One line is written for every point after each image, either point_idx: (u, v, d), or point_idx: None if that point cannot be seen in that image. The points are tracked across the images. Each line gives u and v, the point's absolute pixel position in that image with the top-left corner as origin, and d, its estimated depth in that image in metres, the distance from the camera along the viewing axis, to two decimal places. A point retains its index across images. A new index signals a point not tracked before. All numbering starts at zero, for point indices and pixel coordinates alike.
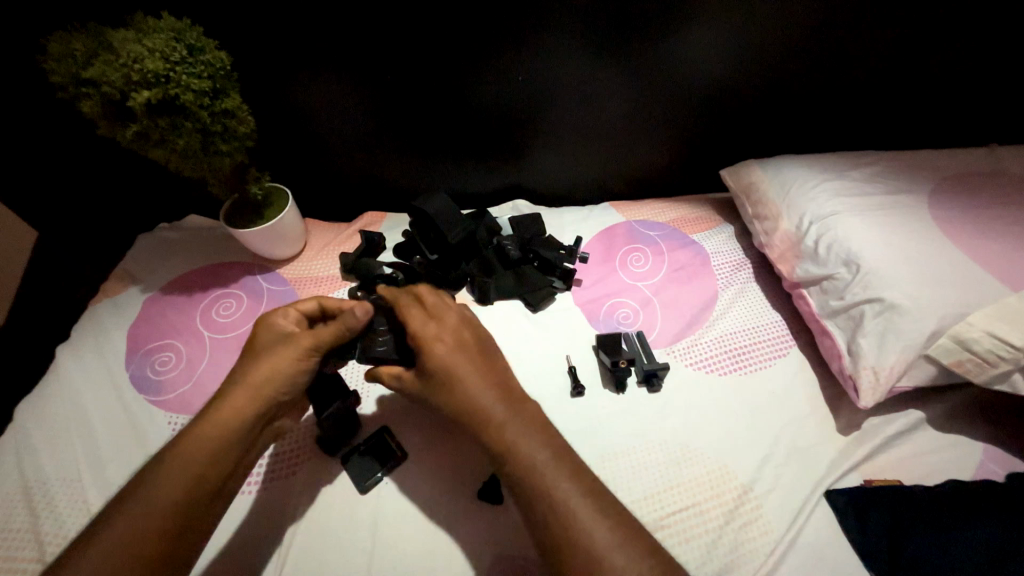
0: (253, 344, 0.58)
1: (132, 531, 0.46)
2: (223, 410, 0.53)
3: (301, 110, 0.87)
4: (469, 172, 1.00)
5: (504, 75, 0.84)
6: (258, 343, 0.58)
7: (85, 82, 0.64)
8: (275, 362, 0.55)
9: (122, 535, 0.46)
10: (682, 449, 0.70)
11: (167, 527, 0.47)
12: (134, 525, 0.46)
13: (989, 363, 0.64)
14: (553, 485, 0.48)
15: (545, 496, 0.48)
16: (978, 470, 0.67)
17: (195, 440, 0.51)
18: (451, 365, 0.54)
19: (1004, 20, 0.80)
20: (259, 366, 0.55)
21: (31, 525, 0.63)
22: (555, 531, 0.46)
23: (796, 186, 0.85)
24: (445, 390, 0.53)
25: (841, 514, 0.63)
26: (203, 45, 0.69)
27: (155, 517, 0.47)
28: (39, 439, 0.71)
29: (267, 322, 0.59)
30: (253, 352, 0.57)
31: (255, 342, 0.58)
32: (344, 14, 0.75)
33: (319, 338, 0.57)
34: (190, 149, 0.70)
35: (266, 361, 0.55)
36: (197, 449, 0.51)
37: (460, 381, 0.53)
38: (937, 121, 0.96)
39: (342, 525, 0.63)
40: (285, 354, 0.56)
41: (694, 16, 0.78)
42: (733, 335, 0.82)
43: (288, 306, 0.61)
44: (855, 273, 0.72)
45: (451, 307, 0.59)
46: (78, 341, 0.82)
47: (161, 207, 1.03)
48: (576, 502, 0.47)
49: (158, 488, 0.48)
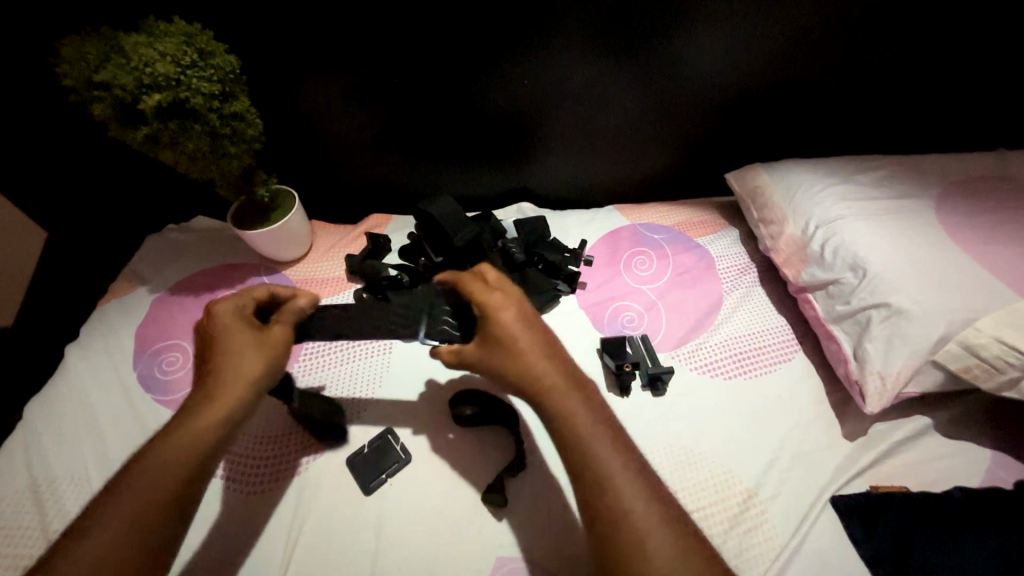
0: (221, 333, 0.55)
1: (123, 527, 0.46)
2: (212, 398, 0.52)
3: (308, 113, 0.88)
4: (475, 175, 1.01)
5: (510, 79, 0.84)
6: (223, 332, 0.55)
7: (96, 86, 0.65)
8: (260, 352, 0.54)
9: (113, 531, 0.46)
10: (687, 453, 0.70)
11: (160, 519, 0.47)
12: (125, 519, 0.46)
13: (998, 369, 0.64)
14: (609, 459, 0.48)
15: (601, 468, 0.47)
16: (985, 477, 0.67)
17: (188, 429, 0.50)
18: (518, 334, 0.53)
19: (1012, 25, 0.80)
20: (239, 356, 0.54)
21: (39, 523, 0.64)
22: (600, 499, 0.46)
23: (801, 190, 0.85)
24: (511, 357, 0.52)
25: (848, 520, 0.63)
26: (213, 49, 0.69)
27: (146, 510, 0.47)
28: (47, 438, 0.71)
29: (221, 311, 0.56)
30: (222, 342, 0.54)
31: (219, 333, 0.55)
32: (352, 19, 0.75)
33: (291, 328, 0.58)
34: (198, 151, 0.71)
35: (249, 350, 0.54)
36: (190, 441, 0.50)
37: (526, 349, 0.52)
38: (944, 125, 0.96)
39: (346, 525, 0.64)
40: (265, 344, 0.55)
41: (700, 21, 0.78)
42: (738, 339, 0.82)
43: (242, 294, 0.58)
44: (862, 278, 0.72)
45: (511, 282, 0.59)
46: (86, 341, 0.83)
47: (169, 208, 1.03)
48: (631, 479, 0.47)
49: (149, 483, 0.48)
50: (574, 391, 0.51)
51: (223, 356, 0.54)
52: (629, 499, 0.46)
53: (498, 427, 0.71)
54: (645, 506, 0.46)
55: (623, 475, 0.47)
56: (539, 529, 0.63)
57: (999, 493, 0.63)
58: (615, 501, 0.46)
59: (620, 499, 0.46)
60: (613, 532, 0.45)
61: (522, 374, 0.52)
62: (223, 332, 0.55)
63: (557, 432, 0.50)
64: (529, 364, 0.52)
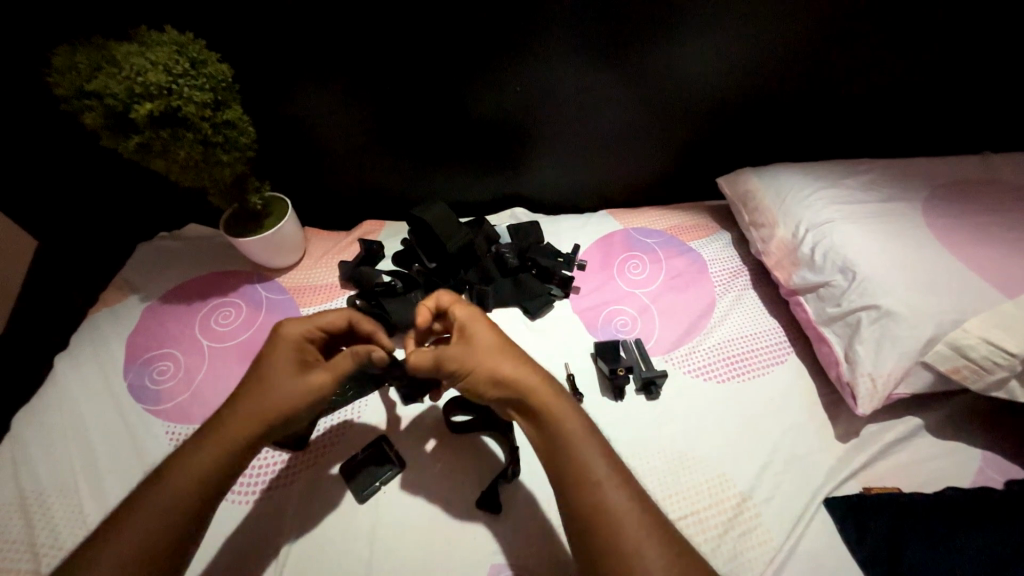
0: (266, 356, 0.56)
1: (149, 523, 0.47)
2: (239, 414, 0.53)
3: (302, 121, 0.88)
4: (469, 181, 1.01)
5: (502, 87, 0.85)
6: (270, 356, 0.56)
7: (87, 95, 0.64)
8: (292, 387, 0.54)
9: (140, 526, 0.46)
10: (681, 457, 0.70)
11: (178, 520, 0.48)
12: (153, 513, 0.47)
13: (986, 370, 0.64)
14: (586, 467, 0.48)
15: (579, 481, 0.48)
16: (976, 477, 0.67)
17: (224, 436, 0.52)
18: (473, 322, 0.58)
19: (994, 32, 0.82)
20: (271, 383, 0.54)
21: (26, 536, 0.63)
22: (588, 511, 0.46)
23: (791, 195, 0.86)
24: (466, 345, 0.55)
25: (840, 522, 0.63)
26: (205, 58, 0.70)
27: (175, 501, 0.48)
28: (36, 450, 0.70)
29: (285, 333, 0.58)
30: (265, 366, 0.56)
31: (269, 355, 0.56)
32: (345, 29, 0.76)
33: (340, 370, 0.57)
34: (191, 159, 0.71)
35: (278, 379, 0.55)
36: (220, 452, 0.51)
37: (484, 335, 0.56)
38: (932, 128, 0.97)
39: (338, 532, 0.63)
40: (302, 381, 0.55)
41: (688, 29, 0.80)
42: (730, 342, 0.82)
43: (313, 320, 0.60)
44: (852, 281, 0.73)
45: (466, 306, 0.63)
46: (77, 350, 0.82)
47: (161, 216, 1.03)
48: (609, 486, 0.47)
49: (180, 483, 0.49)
50: (521, 367, 0.54)
51: (261, 377, 0.55)
52: (596, 471, 0.48)
53: (491, 432, 0.72)
54: (616, 485, 0.47)
55: (592, 453, 0.49)
56: (533, 535, 0.63)
57: (989, 493, 0.63)
58: (586, 479, 0.48)
59: (590, 475, 0.48)
60: (584, 510, 0.47)
61: (477, 358, 0.54)
62: (274, 350, 0.57)
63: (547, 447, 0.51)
64: (485, 345, 0.55)
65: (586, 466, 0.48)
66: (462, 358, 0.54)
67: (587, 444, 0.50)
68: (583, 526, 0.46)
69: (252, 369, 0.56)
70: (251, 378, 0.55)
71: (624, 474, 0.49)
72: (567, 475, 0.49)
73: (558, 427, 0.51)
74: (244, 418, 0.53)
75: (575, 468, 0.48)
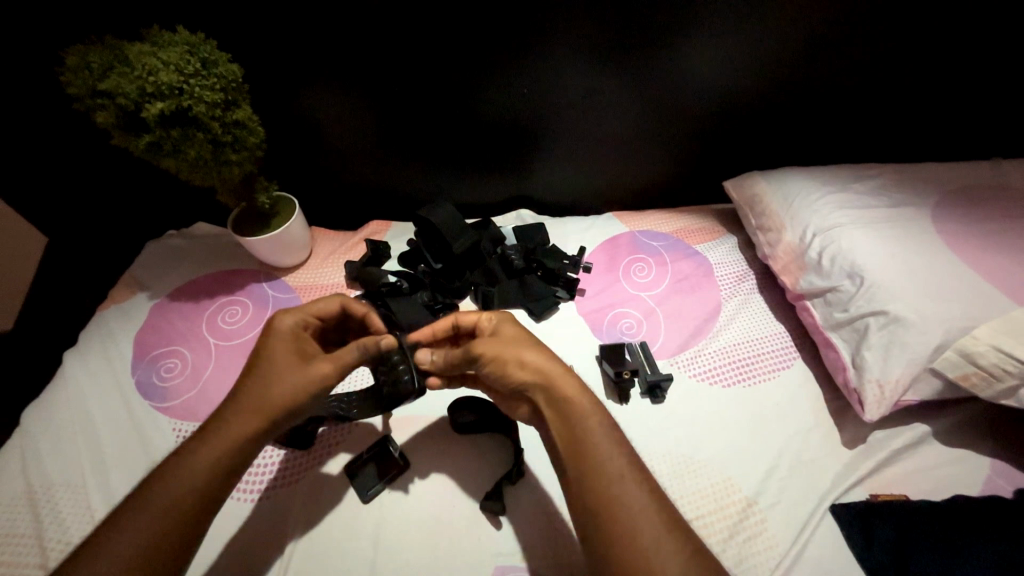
0: (264, 347, 0.57)
1: (157, 518, 0.47)
2: (243, 409, 0.53)
3: (310, 122, 0.89)
4: (475, 182, 1.01)
5: (509, 89, 0.85)
6: (266, 349, 0.57)
7: (100, 94, 0.65)
8: (296, 379, 0.54)
9: (148, 521, 0.47)
10: (686, 460, 0.69)
11: (183, 518, 0.48)
12: (160, 510, 0.47)
13: (996, 377, 0.64)
14: (604, 459, 0.48)
15: (596, 472, 0.47)
16: (985, 484, 0.67)
17: (227, 434, 0.52)
18: (502, 320, 0.60)
19: (1004, 37, 0.81)
20: (272, 375, 0.54)
21: (34, 531, 0.63)
22: (604, 506, 0.46)
23: (798, 200, 0.85)
24: (492, 336, 0.58)
25: (846, 528, 0.63)
26: (217, 58, 0.70)
27: (179, 498, 0.48)
28: (45, 444, 0.71)
29: (279, 325, 0.59)
30: (264, 357, 0.56)
31: (266, 349, 0.57)
32: (354, 32, 0.77)
33: (343, 361, 0.57)
34: (201, 159, 0.71)
35: (280, 370, 0.55)
36: (222, 449, 0.51)
37: (509, 330, 0.59)
38: (942, 133, 0.96)
39: (343, 532, 0.63)
40: (305, 371, 0.55)
41: (696, 31, 0.80)
42: (736, 346, 0.82)
43: (306, 310, 0.61)
44: (859, 286, 0.72)
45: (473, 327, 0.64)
46: (85, 346, 0.83)
47: (170, 214, 1.04)
48: (626, 479, 0.47)
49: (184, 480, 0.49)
50: (545, 356, 0.55)
51: (260, 371, 0.55)
52: (612, 463, 0.48)
53: (496, 433, 0.72)
54: (633, 479, 0.47)
55: (609, 446, 0.49)
56: (537, 536, 0.63)
57: (996, 500, 0.63)
58: (603, 471, 0.47)
59: (608, 473, 0.47)
60: (599, 502, 0.46)
61: (504, 344, 0.56)
62: (271, 344, 0.57)
63: (564, 437, 0.50)
64: (512, 337, 0.57)
65: (603, 459, 0.48)
66: (490, 342, 0.56)
67: (603, 436, 0.49)
68: (597, 518, 0.46)
69: (248, 365, 0.56)
70: (251, 372, 0.55)
71: (640, 468, 0.49)
72: (581, 467, 0.48)
73: (576, 418, 0.50)
74: (248, 415, 0.53)
75: (590, 457, 0.48)
